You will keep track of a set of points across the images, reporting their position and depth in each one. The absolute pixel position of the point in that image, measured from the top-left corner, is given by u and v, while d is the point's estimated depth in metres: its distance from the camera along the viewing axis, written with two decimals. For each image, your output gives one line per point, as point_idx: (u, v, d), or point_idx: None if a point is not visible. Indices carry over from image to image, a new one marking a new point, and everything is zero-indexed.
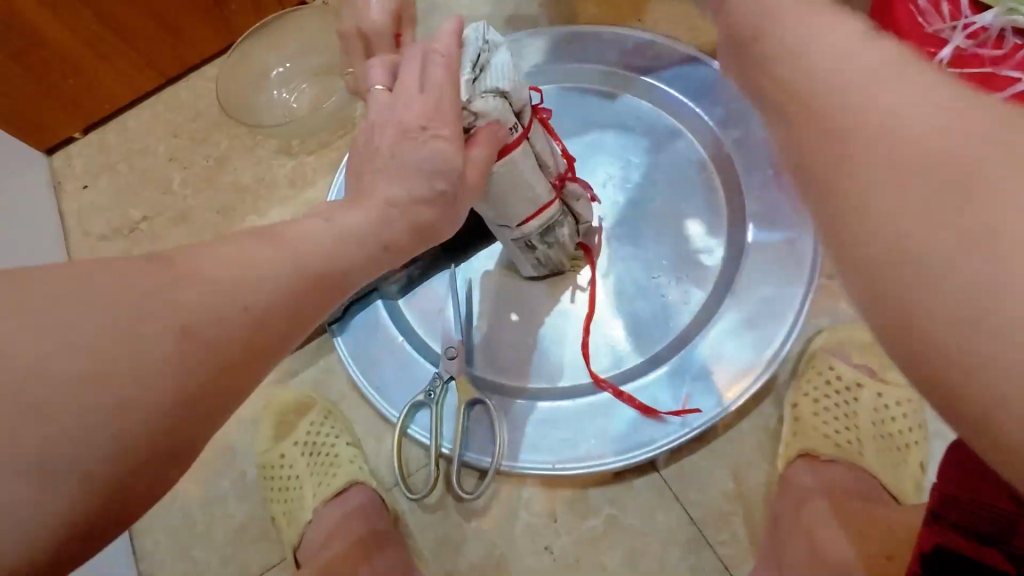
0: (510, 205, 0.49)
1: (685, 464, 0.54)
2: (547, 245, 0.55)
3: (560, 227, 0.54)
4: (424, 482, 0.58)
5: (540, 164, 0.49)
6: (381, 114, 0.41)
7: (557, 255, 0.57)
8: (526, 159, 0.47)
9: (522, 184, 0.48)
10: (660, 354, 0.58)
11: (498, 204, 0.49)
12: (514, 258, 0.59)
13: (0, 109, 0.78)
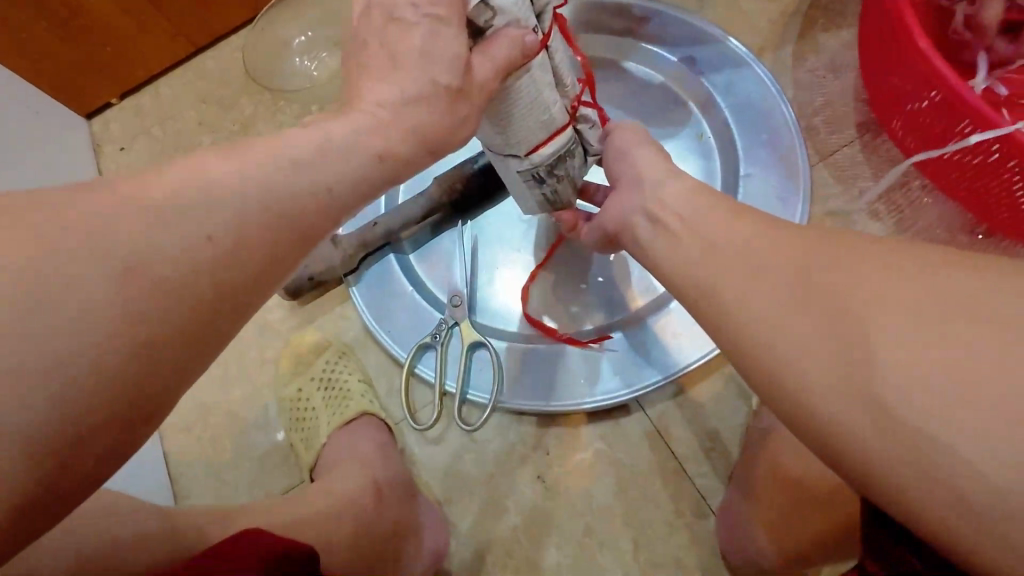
0: (519, 130, 0.45)
1: (669, 405, 0.59)
2: (557, 179, 0.51)
3: (571, 157, 0.51)
4: (429, 416, 0.63)
5: (556, 82, 0.45)
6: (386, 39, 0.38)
7: (566, 190, 0.54)
8: (545, 73, 0.43)
9: (535, 104, 0.44)
10: (646, 307, 0.62)
11: (508, 127, 0.45)
12: (518, 193, 0.55)
13: (46, 74, 0.84)
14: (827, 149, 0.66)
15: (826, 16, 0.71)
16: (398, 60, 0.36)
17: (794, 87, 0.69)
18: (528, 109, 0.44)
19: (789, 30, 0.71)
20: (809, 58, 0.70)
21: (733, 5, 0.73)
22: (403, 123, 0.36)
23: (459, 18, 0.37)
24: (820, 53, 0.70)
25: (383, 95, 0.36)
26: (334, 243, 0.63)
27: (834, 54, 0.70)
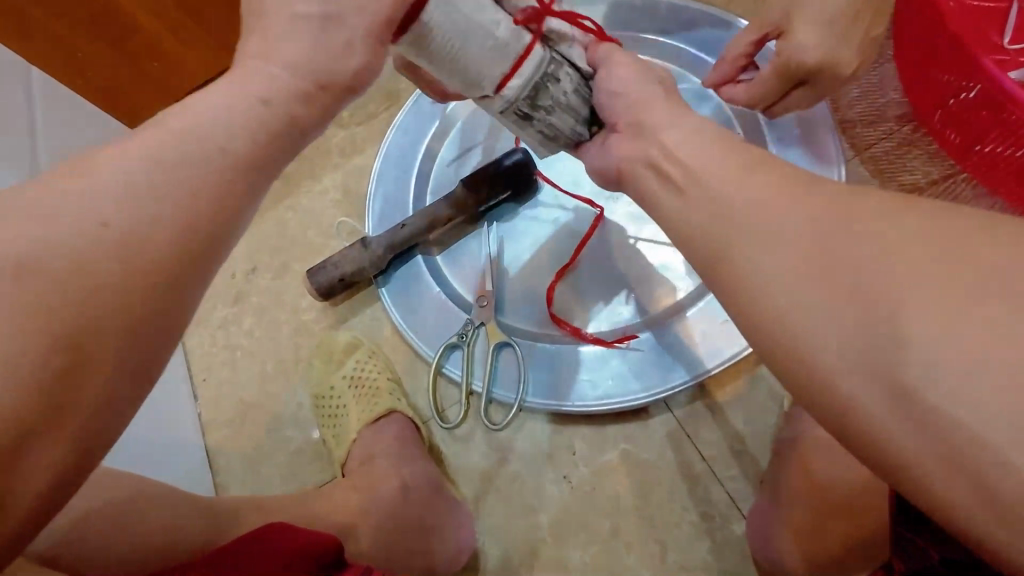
0: (476, 71, 0.40)
1: (698, 405, 0.58)
2: (545, 111, 0.44)
3: (556, 82, 0.43)
4: (456, 414, 0.64)
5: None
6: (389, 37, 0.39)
7: (565, 116, 0.45)
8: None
9: (470, 29, 0.38)
10: (672, 307, 0.61)
11: (458, 70, 0.40)
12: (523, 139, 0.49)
13: (96, 89, 0.89)
14: (864, 144, 0.64)
15: None
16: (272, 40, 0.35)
17: None
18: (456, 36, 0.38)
19: None
20: None
21: None
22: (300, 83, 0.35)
23: None
24: None
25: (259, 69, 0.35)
26: (364, 245, 0.65)
27: None
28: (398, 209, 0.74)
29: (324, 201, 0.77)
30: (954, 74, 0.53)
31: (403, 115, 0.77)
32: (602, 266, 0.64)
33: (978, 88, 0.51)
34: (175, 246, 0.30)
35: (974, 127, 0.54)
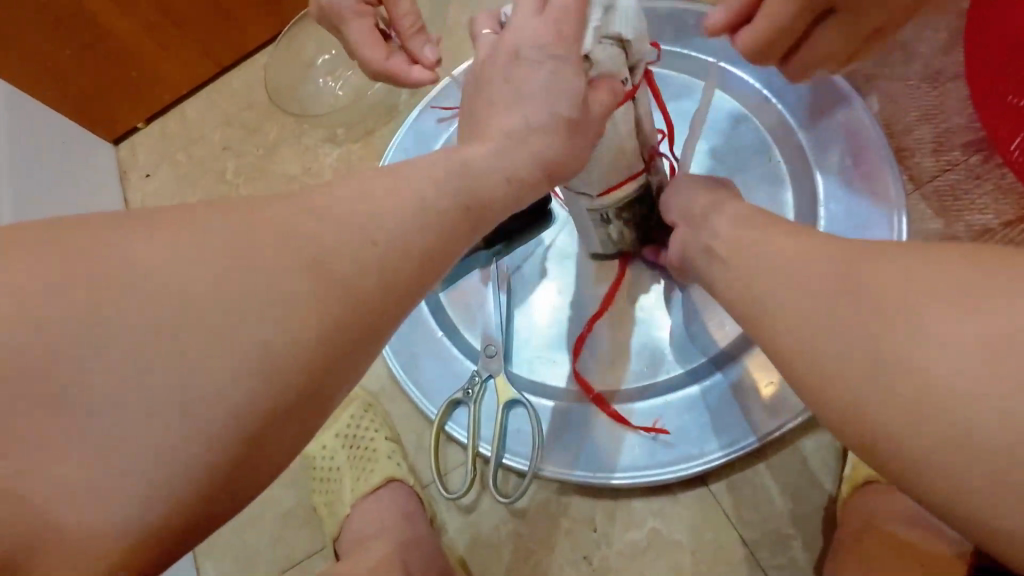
0: (596, 176, 0.46)
1: (738, 478, 0.51)
2: (621, 221, 0.52)
3: (643, 202, 0.51)
4: (461, 480, 0.57)
5: (636, 129, 0.46)
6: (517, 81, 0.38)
7: (630, 232, 0.54)
8: (625, 124, 0.44)
9: (614, 152, 0.45)
10: (711, 363, 0.54)
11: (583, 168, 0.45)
12: (583, 233, 0.56)
13: (71, 95, 0.85)
14: (922, 175, 0.56)
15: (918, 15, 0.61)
16: (516, 102, 0.38)
17: (881, 98, 0.60)
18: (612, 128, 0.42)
19: None
20: (901, 64, 0.60)
21: None
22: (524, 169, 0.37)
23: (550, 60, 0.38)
24: (913, 57, 0.60)
25: (496, 132, 0.38)
26: None
27: (932, 58, 0.60)
28: None
29: None
30: None
31: (402, 135, 0.75)
32: (640, 314, 0.57)
33: None
34: None
35: None
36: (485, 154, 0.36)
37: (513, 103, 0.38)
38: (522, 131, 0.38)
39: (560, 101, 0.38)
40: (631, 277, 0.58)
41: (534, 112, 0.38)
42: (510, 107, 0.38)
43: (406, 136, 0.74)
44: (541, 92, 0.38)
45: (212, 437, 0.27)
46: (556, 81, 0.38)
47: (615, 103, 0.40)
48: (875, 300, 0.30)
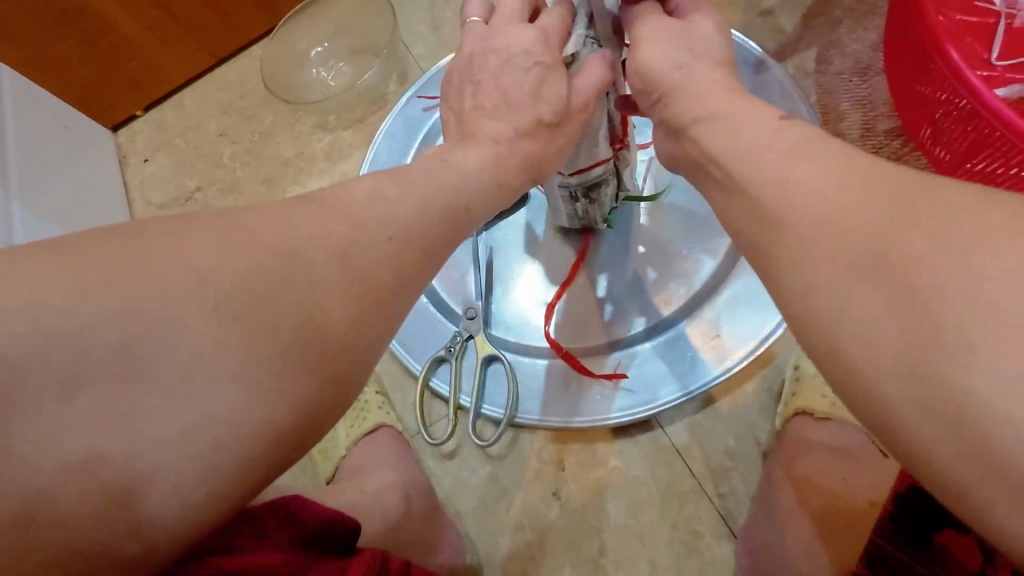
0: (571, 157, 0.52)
1: (689, 421, 0.58)
2: (591, 199, 0.58)
3: (610, 184, 0.57)
4: (444, 429, 0.63)
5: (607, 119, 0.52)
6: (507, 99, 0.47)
7: (595, 211, 0.60)
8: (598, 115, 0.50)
9: (587, 138, 0.51)
10: (669, 320, 0.61)
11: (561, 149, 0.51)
12: (552, 207, 0.62)
13: (71, 86, 0.88)
14: None
15: (852, 17, 0.70)
16: (506, 109, 0.46)
17: (818, 91, 0.68)
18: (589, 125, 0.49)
19: (813, 32, 0.70)
20: (836, 60, 0.68)
21: (753, 7, 0.72)
22: (508, 164, 0.45)
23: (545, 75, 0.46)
24: (846, 55, 0.68)
25: (487, 136, 0.45)
26: None
27: (862, 55, 0.68)
28: None
29: None
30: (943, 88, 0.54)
31: (391, 120, 0.81)
32: (608, 279, 0.64)
33: (965, 103, 0.52)
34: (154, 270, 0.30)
35: (962, 142, 0.55)
36: (476, 159, 0.43)
37: (503, 110, 0.46)
38: (510, 135, 0.45)
39: (540, 103, 0.46)
40: (601, 245, 0.65)
41: (531, 109, 0.46)
42: (499, 114, 0.46)
43: (397, 121, 0.81)
44: (528, 97, 0.46)
45: None
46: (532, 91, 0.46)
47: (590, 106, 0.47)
48: None
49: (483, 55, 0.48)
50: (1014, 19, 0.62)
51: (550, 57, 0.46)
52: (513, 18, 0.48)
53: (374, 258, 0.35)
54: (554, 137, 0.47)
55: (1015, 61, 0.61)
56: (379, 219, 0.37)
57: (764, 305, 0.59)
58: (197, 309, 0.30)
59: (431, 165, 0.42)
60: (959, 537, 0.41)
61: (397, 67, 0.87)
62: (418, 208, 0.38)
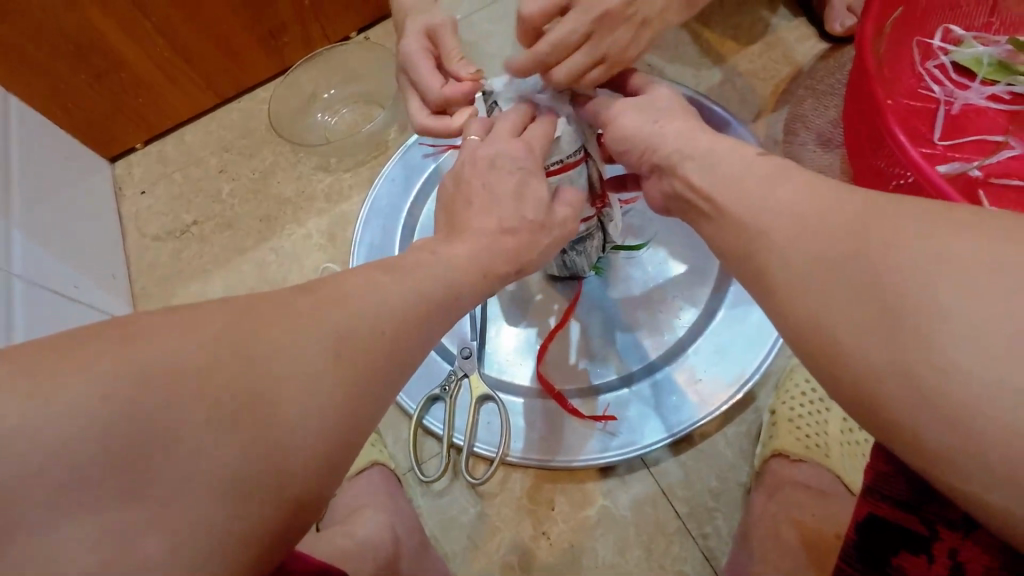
0: None
1: (674, 462, 0.61)
2: (575, 252, 0.62)
3: (593, 237, 0.61)
4: (435, 468, 0.64)
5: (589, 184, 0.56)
6: (494, 193, 0.48)
7: (582, 261, 0.64)
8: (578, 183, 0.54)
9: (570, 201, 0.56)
10: (654, 364, 0.65)
11: None
12: None
13: (73, 116, 0.90)
14: None
15: (814, 96, 0.79)
16: (492, 205, 0.47)
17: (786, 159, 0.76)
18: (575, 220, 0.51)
19: (781, 108, 0.79)
20: (800, 133, 0.77)
21: (727, 83, 0.82)
22: (496, 254, 0.46)
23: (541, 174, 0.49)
24: (809, 128, 0.78)
25: (474, 231, 0.46)
26: None
27: (822, 129, 0.78)
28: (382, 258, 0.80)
29: (307, 244, 0.87)
30: (892, 161, 0.62)
31: (392, 165, 0.85)
32: (597, 323, 0.68)
33: (912, 176, 0.60)
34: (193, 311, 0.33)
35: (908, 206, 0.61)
36: (467, 250, 0.45)
37: (490, 205, 0.47)
38: (495, 230, 0.46)
39: (525, 204, 0.48)
40: (590, 292, 0.69)
41: (531, 172, 0.48)
42: (491, 194, 0.47)
43: (398, 167, 0.85)
44: (512, 197, 0.47)
45: None
46: (518, 181, 0.48)
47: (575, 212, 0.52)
48: None
49: (472, 163, 0.49)
50: (952, 106, 0.71)
51: (533, 164, 0.49)
52: (503, 132, 0.50)
53: (393, 306, 0.38)
54: (537, 235, 0.48)
55: (954, 141, 0.70)
56: (396, 278, 0.40)
57: (741, 352, 0.64)
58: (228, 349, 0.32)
59: (422, 258, 0.43)
60: (915, 558, 0.38)
61: (399, 117, 0.92)
62: (432, 268, 0.42)
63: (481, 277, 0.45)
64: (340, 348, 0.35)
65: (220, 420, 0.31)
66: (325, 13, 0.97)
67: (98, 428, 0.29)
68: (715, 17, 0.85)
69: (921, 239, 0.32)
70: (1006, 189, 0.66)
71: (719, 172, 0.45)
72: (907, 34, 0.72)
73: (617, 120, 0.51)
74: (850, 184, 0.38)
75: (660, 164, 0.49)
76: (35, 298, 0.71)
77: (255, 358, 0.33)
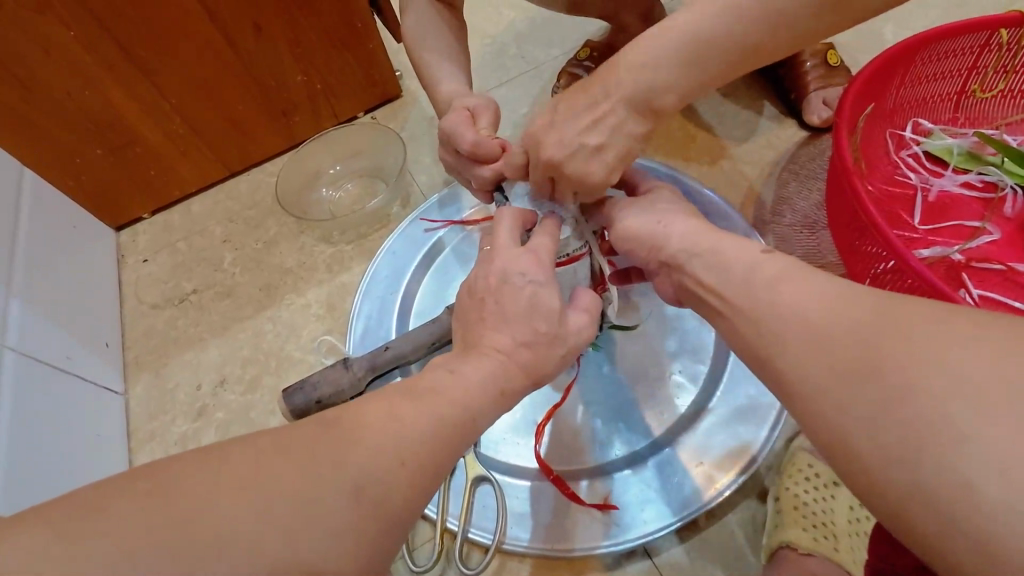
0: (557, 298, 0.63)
1: (676, 552, 0.60)
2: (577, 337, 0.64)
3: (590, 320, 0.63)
4: (428, 555, 0.62)
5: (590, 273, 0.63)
6: (509, 315, 0.49)
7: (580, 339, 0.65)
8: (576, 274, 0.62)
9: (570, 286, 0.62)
10: (653, 444, 0.64)
11: None
12: None
13: (85, 188, 0.94)
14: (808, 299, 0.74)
15: (797, 179, 0.84)
16: (505, 322, 0.49)
17: (774, 238, 0.80)
18: (587, 325, 0.53)
19: (767, 190, 0.83)
20: (786, 214, 0.81)
21: (714, 167, 0.87)
22: (520, 369, 0.47)
23: (554, 284, 0.51)
24: (795, 209, 0.81)
25: (489, 348, 0.48)
26: (346, 366, 0.69)
27: (808, 210, 0.81)
28: (380, 329, 0.81)
29: (306, 313, 0.88)
30: (876, 248, 0.64)
31: (392, 240, 0.87)
32: (595, 401, 0.68)
33: (895, 262, 0.62)
34: (215, 451, 0.36)
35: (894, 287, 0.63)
36: (491, 368, 0.46)
37: (502, 323, 0.49)
38: (510, 346, 0.48)
39: (537, 318, 0.49)
40: (588, 368, 0.69)
41: (541, 284, 0.50)
42: (506, 314, 0.49)
43: (399, 240, 0.87)
44: (526, 313, 0.49)
45: (269, 471, 0.35)
46: (530, 297, 0.49)
47: (591, 319, 0.54)
48: None
49: (485, 278, 0.51)
50: (928, 192, 0.76)
51: (544, 276, 0.51)
52: (511, 245, 0.53)
53: (402, 422, 0.41)
54: (552, 346, 0.49)
55: (934, 226, 0.73)
56: (405, 394, 0.43)
57: (740, 431, 0.63)
58: (240, 473, 0.35)
59: (447, 377, 0.45)
60: None
61: (402, 193, 0.95)
62: (438, 382, 0.45)
63: (501, 397, 0.46)
64: (369, 471, 0.37)
65: (234, 535, 0.32)
66: (335, 96, 1.03)
67: (106, 558, 0.30)
68: (699, 107, 0.92)
69: (903, 354, 0.35)
70: (989, 272, 0.69)
71: (731, 271, 0.47)
72: (880, 127, 0.77)
73: (623, 222, 0.56)
74: (838, 288, 0.41)
75: (667, 262, 0.52)
76: (24, 372, 0.71)
77: (288, 473, 0.35)
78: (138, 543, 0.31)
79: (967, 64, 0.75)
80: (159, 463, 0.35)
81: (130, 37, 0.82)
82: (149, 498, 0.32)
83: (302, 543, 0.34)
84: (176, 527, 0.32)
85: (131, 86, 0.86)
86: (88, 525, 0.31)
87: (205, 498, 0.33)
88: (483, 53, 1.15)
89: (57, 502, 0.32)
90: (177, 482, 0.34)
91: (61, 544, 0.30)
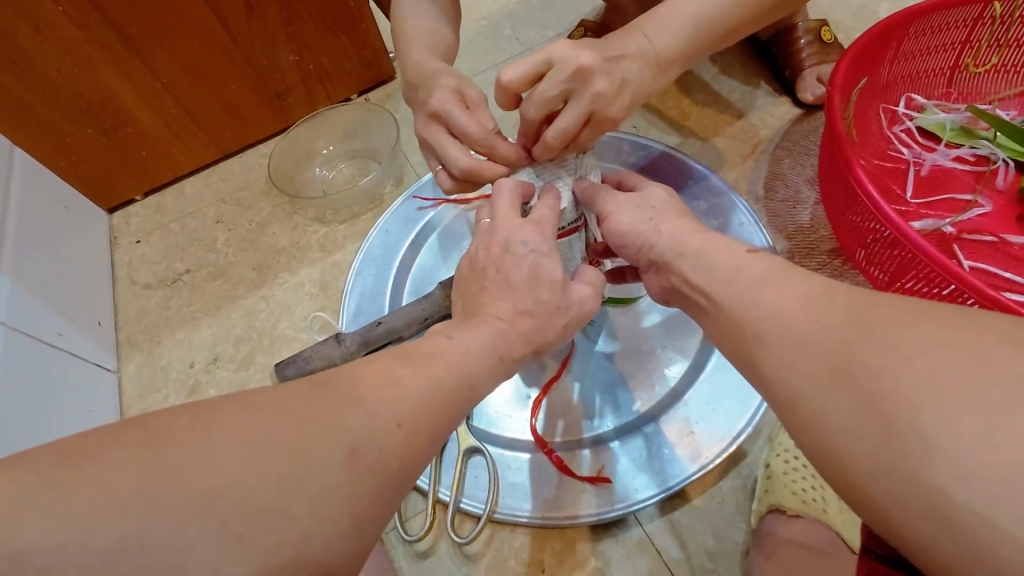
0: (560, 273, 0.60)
1: (668, 521, 0.60)
2: None
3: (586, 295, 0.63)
4: (419, 525, 0.62)
5: (586, 241, 0.62)
6: (509, 285, 0.49)
7: None
8: (573, 246, 0.60)
9: (567, 256, 0.60)
10: (645, 416, 0.64)
11: None
12: None
13: (76, 169, 0.93)
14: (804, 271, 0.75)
15: (790, 155, 0.84)
16: (508, 290, 0.49)
17: (767, 213, 0.80)
18: (589, 296, 0.53)
19: (760, 166, 0.83)
20: (779, 190, 0.81)
21: (708, 145, 0.86)
22: (516, 336, 0.48)
23: (555, 253, 0.51)
24: (788, 185, 0.81)
25: (489, 316, 0.48)
26: (339, 341, 0.69)
27: (799, 186, 0.81)
28: (373, 306, 0.81)
29: (299, 292, 0.88)
30: (869, 220, 0.64)
31: (386, 218, 0.87)
32: (587, 376, 0.67)
33: (889, 232, 0.61)
34: (203, 409, 0.36)
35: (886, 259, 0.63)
36: (486, 335, 0.47)
37: (505, 290, 0.49)
38: (510, 314, 0.48)
39: (539, 287, 0.49)
40: (580, 343, 0.69)
41: (545, 255, 0.50)
42: (508, 285, 0.49)
43: (392, 219, 0.86)
44: (528, 282, 0.49)
45: (261, 426, 0.35)
46: (532, 266, 0.49)
47: (595, 292, 0.54)
48: (745, 358, 0.44)
49: (488, 248, 0.51)
50: (921, 167, 0.76)
51: (547, 246, 0.51)
52: (512, 216, 0.52)
53: (392, 386, 0.41)
54: (553, 316, 0.50)
55: (926, 199, 0.74)
56: (396, 358, 0.43)
57: (729, 404, 0.63)
58: (229, 430, 0.34)
59: (437, 344, 0.45)
60: None
61: (396, 172, 0.95)
62: (429, 347, 0.45)
63: (499, 361, 0.46)
64: (357, 430, 0.37)
65: (219, 489, 0.32)
66: (330, 77, 1.02)
67: (92, 509, 0.30)
68: (693, 85, 0.92)
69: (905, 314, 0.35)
70: (980, 243, 0.69)
71: (715, 274, 0.48)
72: (873, 102, 0.77)
73: (613, 219, 0.55)
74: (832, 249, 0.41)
75: (654, 265, 0.54)
76: (13, 348, 0.70)
77: (278, 431, 0.35)
78: (123, 496, 0.31)
79: (960, 38, 0.75)
80: (145, 420, 0.34)
81: (124, 16, 0.81)
82: (135, 452, 0.32)
83: (292, 502, 0.34)
84: (162, 481, 0.31)
85: (124, 65, 0.86)
86: (71, 478, 0.31)
87: (192, 455, 0.33)
88: (476, 35, 1.14)
89: (42, 456, 0.32)
90: (164, 439, 0.33)
91: (45, 498, 0.30)
